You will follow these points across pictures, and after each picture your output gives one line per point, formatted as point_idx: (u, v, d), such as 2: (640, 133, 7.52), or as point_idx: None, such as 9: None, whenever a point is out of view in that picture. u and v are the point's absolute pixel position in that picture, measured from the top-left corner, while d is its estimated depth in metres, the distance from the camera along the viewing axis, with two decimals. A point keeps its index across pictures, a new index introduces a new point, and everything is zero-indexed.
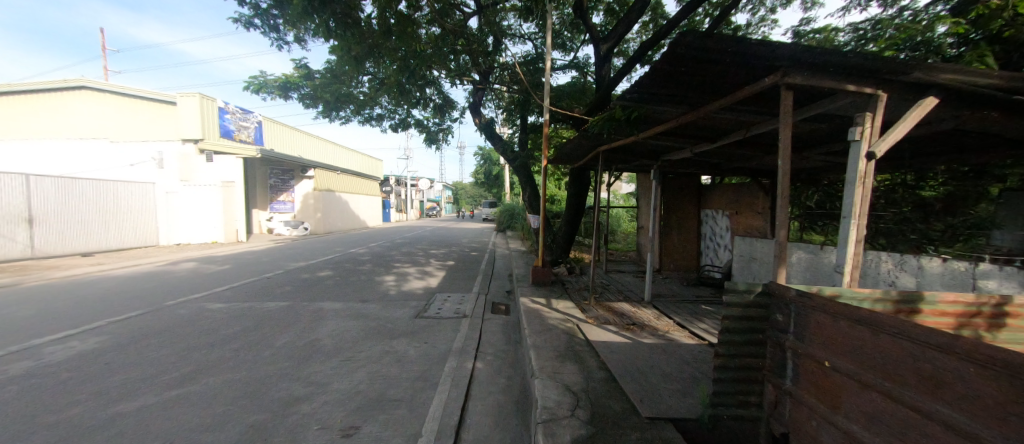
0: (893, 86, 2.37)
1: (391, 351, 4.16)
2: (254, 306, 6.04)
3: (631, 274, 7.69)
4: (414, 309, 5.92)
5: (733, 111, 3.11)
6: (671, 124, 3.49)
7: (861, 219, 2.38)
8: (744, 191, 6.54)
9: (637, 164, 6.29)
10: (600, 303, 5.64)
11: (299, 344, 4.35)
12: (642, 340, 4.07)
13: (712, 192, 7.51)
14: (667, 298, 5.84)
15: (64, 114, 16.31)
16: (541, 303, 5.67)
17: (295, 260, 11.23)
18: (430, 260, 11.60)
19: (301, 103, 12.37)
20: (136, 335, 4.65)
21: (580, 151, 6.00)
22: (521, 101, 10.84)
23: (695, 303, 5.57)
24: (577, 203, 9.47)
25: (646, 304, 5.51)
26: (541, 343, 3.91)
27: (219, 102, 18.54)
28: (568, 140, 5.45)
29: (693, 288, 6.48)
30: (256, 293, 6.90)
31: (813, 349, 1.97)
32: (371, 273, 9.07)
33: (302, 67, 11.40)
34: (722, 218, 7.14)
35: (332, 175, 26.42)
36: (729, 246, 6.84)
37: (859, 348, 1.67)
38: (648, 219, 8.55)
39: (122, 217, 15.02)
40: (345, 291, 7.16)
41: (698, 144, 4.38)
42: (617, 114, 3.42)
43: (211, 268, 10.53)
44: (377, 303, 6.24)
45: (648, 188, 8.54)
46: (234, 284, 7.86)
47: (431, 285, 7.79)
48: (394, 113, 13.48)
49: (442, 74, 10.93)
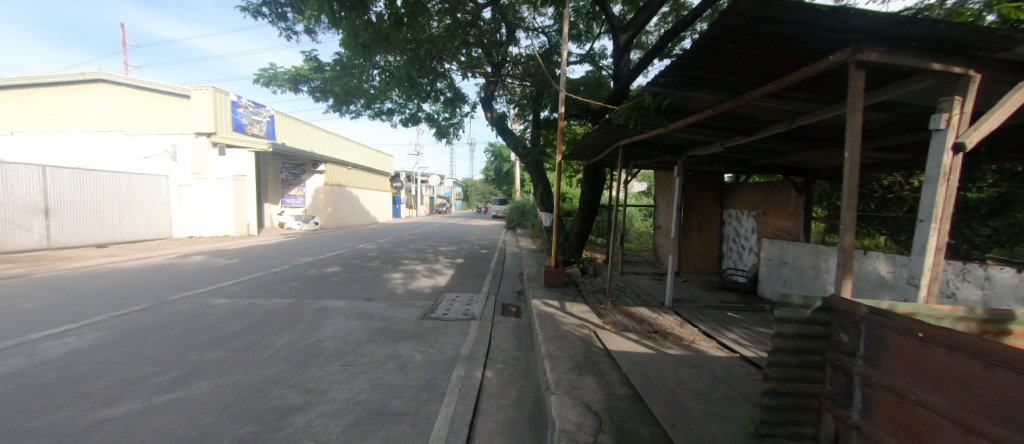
0: (990, 64, 1.97)
1: (395, 355, 3.90)
2: (257, 303, 5.88)
3: (648, 276, 7.34)
4: (421, 309, 5.68)
5: (781, 98, 2.75)
6: (706, 115, 3.14)
7: (943, 223, 2.01)
8: (773, 191, 6.11)
9: (658, 160, 5.90)
10: (617, 307, 5.32)
11: (299, 345, 4.13)
12: (666, 351, 3.72)
13: (736, 191, 7.09)
14: (689, 303, 5.49)
15: (80, 106, 16.35)
16: (555, 306, 5.37)
17: (303, 255, 11.14)
18: (439, 257, 11.37)
19: (311, 96, 12.21)
20: (135, 332, 4.49)
21: (597, 145, 5.65)
22: (534, 95, 10.51)
23: (720, 310, 5.22)
24: (592, 201, 9.13)
25: (667, 310, 5.17)
26: (556, 352, 3.61)
27: (232, 95, 18.59)
28: (586, 133, 5.11)
29: (716, 293, 6.10)
30: (261, 289, 6.75)
31: (890, 378, 1.59)
32: (379, 270, 8.87)
33: (312, 59, 11.18)
34: (747, 218, 6.72)
35: (343, 171, 26.42)
36: (755, 248, 6.44)
37: (964, 384, 1.28)
38: (666, 220, 8.16)
39: (135, 210, 15.17)
40: (350, 289, 6.95)
41: (731, 138, 4.00)
42: (646, 102, 3.04)
43: (220, 261, 10.47)
44: (383, 302, 6.01)
45: (668, 187, 8.15)
46: (241, 278, 7.75)
47: (439, 284, 7.55)
48: (404, 108, 13.24)
49: (453, 67, 10.72)
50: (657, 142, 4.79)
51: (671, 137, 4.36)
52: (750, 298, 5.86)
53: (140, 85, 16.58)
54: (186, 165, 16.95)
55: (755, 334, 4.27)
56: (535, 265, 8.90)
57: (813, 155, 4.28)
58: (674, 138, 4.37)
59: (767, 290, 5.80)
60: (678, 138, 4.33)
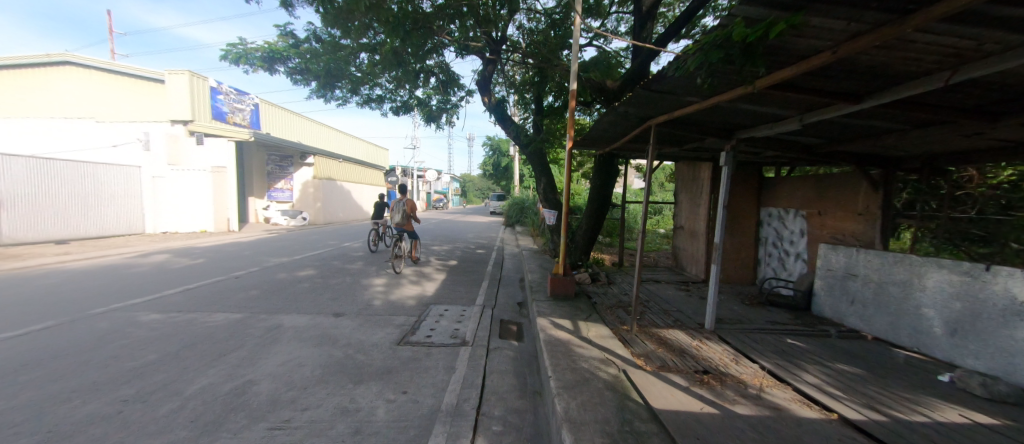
0: None
1: (351, 410, 2.77)
2: (197, 320, 4.74)
3: (672, 286, 6.22)
4: (399, 329, 4.56)
5: (984, 20, 1.59)
6: (830, 57, 1.97)
7: None
8: (832, 184, 5.01)
9: (695, 146, 4.77)
10: (646, 330, 4.22)
11: (224, 389, 3.00)
12: (733, 409, 2.60)
13: (778, 186, 6.01)
14: (732, 324, 4.41)
15: (48, 92, 15.22)
16: (567, 328, 4.26)
17: (279, 255, 9.93)
18: (430, 258, 10.24)
19: (289, 77, 10.94)
20: (10, 366, 3.35)
21: (621, 124, 4.50)
22: (538, 78, 9.29)
23: (775, 335, 4.13)
24: (602, 198, 8.03)
25: (710, 334, 4.09)
26: (577, 414, 2.47)
27: (211, 81, 17.28)
28: (611, 109, 3.99)
29: (762, 310, 5.00)
30: (211, 300, 5.57)
31: None
32: (359, 275, 7.72)
33: (288, 35, 9.92)
34: (794, 219, 5.64)
35: (334, 164, 25.16)
36: (805, 255, 5.38)
37: None
38: (691, 219, 7.08)
39: (100, 202, 13.93)
40: (320, 299, 5.82)
41: (824, 110, 2.85)
42: (736, 35, 1.89)
43: (183, 262, 9.25)
44: (354, 320, 4.89)
45: (693, 180, 7.06)
46: (195, 284, 6.58)
47: (426, 293, 6.43)
48: (396, 95, 12.06)
49: (446, 43, 9.41)
50: (705, 119, 3.68)
51: (731, 110, 3.25)
52: (806, 317, 4.77)
53: (111, 68, 15.45)
54: (161, 155, 15.69)
55: (841, 378, 3.17)
56: (538, 270, 7.77)
57: (923, 136, 3.16)
58: (735, 111, 3.25)
59: (826, 307, 4.73)
60: (741, 111, 3.23)
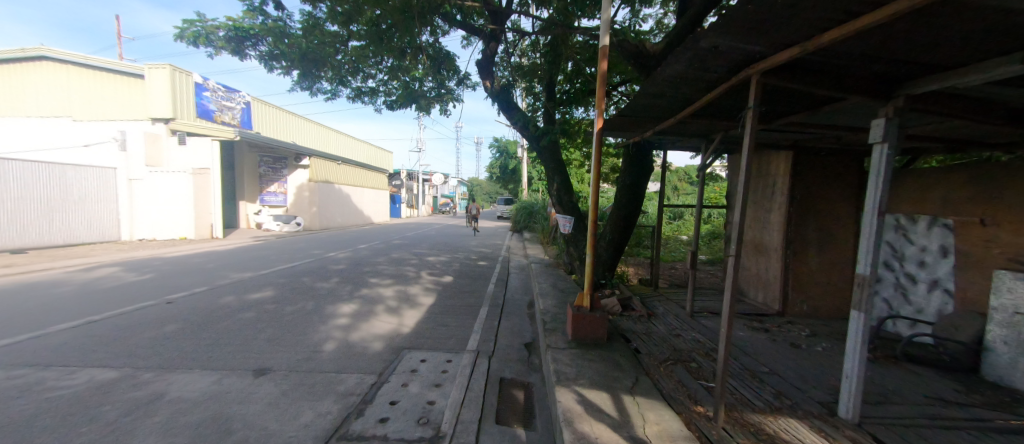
0: None
1: None
2: (44, 383, 3.14)
3: (739, 322, 4.48)
4: (340, 407, 2.89)
5: None
6: None
7: None
8: (1004, 179, 3.33)
9: (802, 118, 3.07)
10: (740, 423, 2.48)
11: None
12: None
13: (895, 183, 4.31)
14: (877, 410, 2.66)
15: (23, 89, 14.19)
16: (605, 414, 2.55)
17: (242, 270, 8.39)
18: (421, 273, 8.61)
19: (263, 64, 9.30)
20: None
21: (691, 81, 2.82)
22: (552, 57, 7.69)
23: (974, 437, 2.36)
24: (634, 200, 6.36)
25: (859, 435, 2.34)
26: None
27: (195, 76, 16.06)
28: (683, 47, 2.31)
29: (903, 375, 3.24)
30: (97, 345, 3.97)
31: None
32: (325, 298, 6.12)
33: (256, 9, 8.27)
34: (931, 229, 3.87)
35: (332, 166, 23.83)
36: (958, 284, 3.60)
37: None
38: (754, 227, 5.39)
39: (68, 207, 12.64)
40: (251, 342, 4.18)
41: None
42: None
43: (126, 277, 7.73)
44: (278, 383, 3.25)
45: (757, 177, 5.38)
46: (105, 315, 5.02)
47: (401, 328, 4.81)
48: (389, 87, 10.53)
49: (441, 17, 7.85)
50: (873, 50, 1.98)
51: (975, 8, 1.52)
52: (984, 389, 2.98)
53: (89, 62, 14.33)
54: (138, 155, 14.46)
55: None
56: (551, 293, 6.12)
57: None
58: (985, 10, 1.52)
59: (1019, 374, 2.92)
60: (1001, 9, 1.49)
